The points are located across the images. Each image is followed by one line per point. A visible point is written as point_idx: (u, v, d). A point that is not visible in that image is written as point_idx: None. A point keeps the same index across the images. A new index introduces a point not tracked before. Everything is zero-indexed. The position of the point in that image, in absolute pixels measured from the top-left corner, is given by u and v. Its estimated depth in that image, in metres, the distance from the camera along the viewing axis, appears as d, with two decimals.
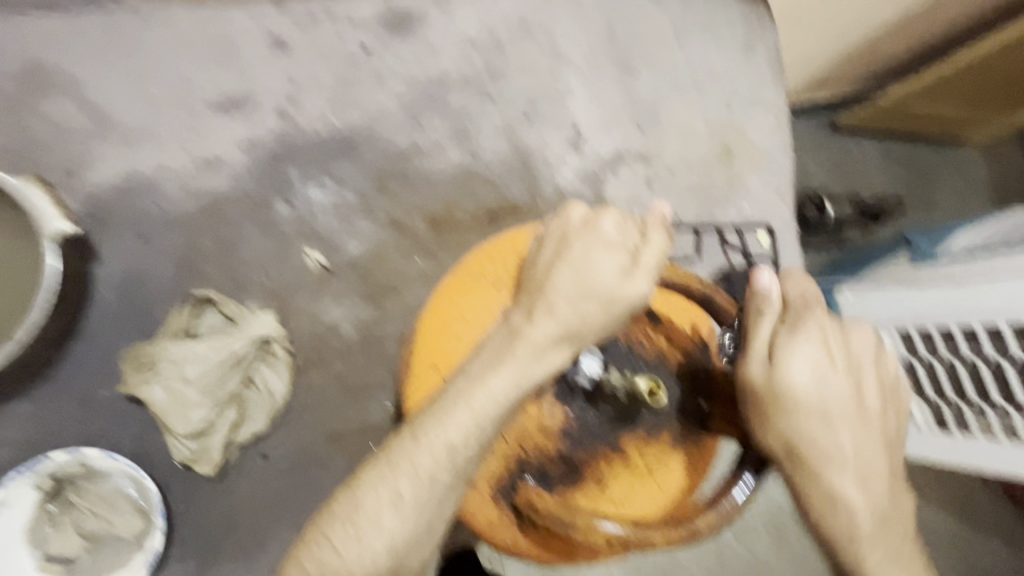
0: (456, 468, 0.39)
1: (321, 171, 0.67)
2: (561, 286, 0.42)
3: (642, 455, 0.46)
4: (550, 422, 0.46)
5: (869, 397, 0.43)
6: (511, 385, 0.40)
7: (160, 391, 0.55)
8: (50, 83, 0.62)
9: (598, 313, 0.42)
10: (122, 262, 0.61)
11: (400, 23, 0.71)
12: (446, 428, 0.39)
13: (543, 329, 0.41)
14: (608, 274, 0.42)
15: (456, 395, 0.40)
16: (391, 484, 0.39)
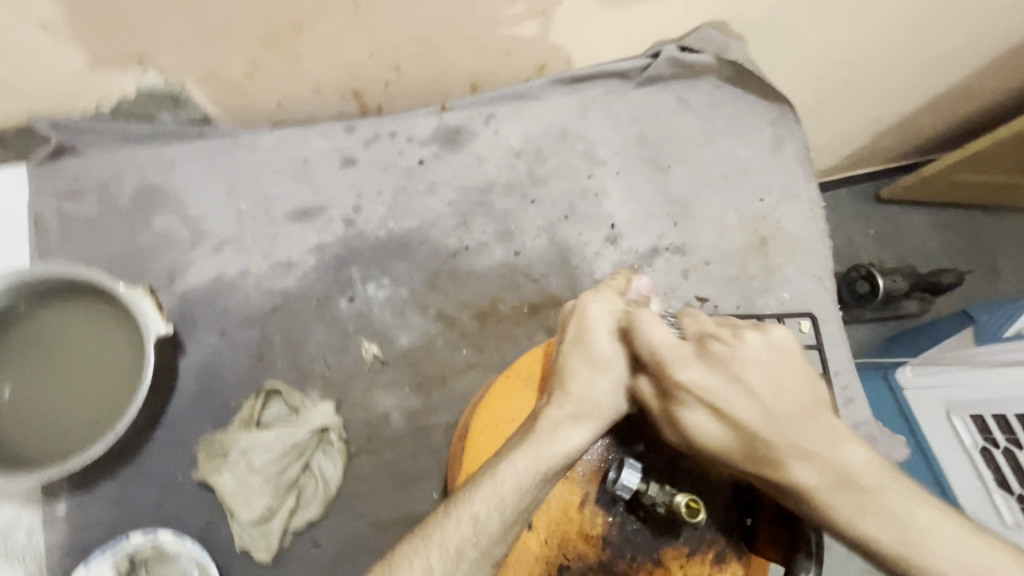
0: (483, 544, 0.43)
1: (379, 271, 0.74)
2: (570, 361, 0.50)
3: (686, 571, 0.48)
4: (591, 530, 0.49)
5: (741, 358, 0.48)
6: (531, 460, 0.45)
7: (227, 479, 0.61)
8: (160, 202, 0.73)
9: (607, 386, 0.48)
10: (204, 356, 0.68)
11: (452, 139, 0.80)
12: (477, 503, 0.44)
13: (560, 407, 0.48)
14: (604, 343, 0.50)
15: (485, 469, 0.46)
16: (423, 556, 0.43)
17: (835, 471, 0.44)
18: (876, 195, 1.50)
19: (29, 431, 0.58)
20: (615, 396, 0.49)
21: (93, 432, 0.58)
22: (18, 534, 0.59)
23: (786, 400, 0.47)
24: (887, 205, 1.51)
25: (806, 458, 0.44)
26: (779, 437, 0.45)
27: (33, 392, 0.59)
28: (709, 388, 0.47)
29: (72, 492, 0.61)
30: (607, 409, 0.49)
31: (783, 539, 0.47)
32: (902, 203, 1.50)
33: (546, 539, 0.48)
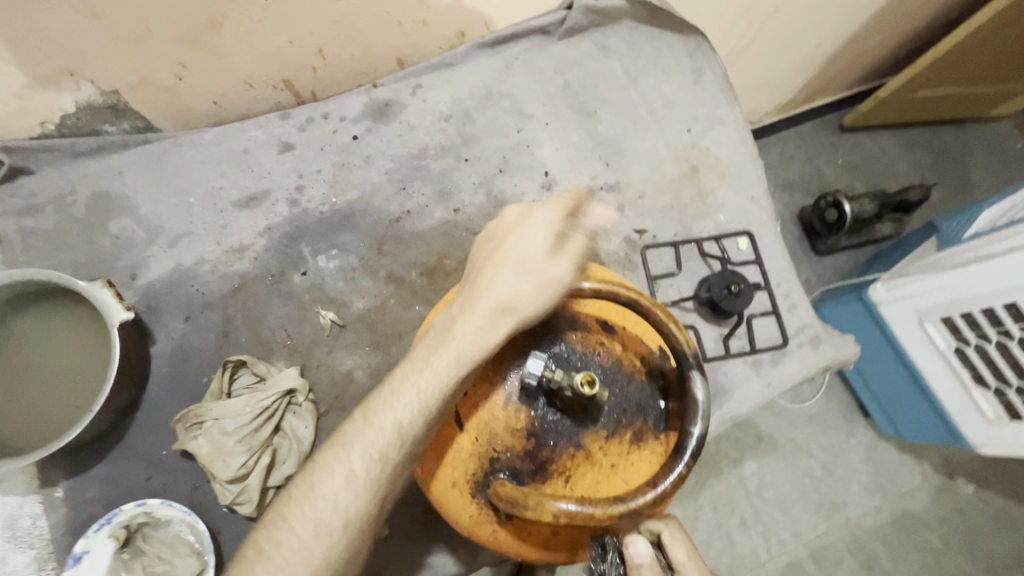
0: (405, 446, 0.47)
1: (328, 244, 0.79)
2: (496, 277, 0.52)
3: (606, 452, 0.49)
4: (515, 423, 0.49)
5: None
6: (449, 362, 0.48)
7: (203, 446, 0.65)
8: (113, 206, 0.77)
9: (523, 289, 0.51)
10: (173, 342, 0.73)
11: (383, 111, 0.84)
12: (395, 407, 0.47)
13: (477, 314, 0.50)
14: (532, 246, 0.53)
15: (404, 377, 0.49)
16: (346, 462, 0.46)
17: None
18: (839, 125, 1.54)
19: (15, 426, 0.63)
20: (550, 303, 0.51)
21: (74, 418, 0.63)
22: (24, 519, 0.64)
23: None
24: (852, 132, 1.55)
25: None
26: None
27: (14, 391, 0.64)
28: None
29: (67, 476, 0.66)
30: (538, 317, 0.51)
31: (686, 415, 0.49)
32: (867, 129, 1.54)
33: (473, 436, 0.49)
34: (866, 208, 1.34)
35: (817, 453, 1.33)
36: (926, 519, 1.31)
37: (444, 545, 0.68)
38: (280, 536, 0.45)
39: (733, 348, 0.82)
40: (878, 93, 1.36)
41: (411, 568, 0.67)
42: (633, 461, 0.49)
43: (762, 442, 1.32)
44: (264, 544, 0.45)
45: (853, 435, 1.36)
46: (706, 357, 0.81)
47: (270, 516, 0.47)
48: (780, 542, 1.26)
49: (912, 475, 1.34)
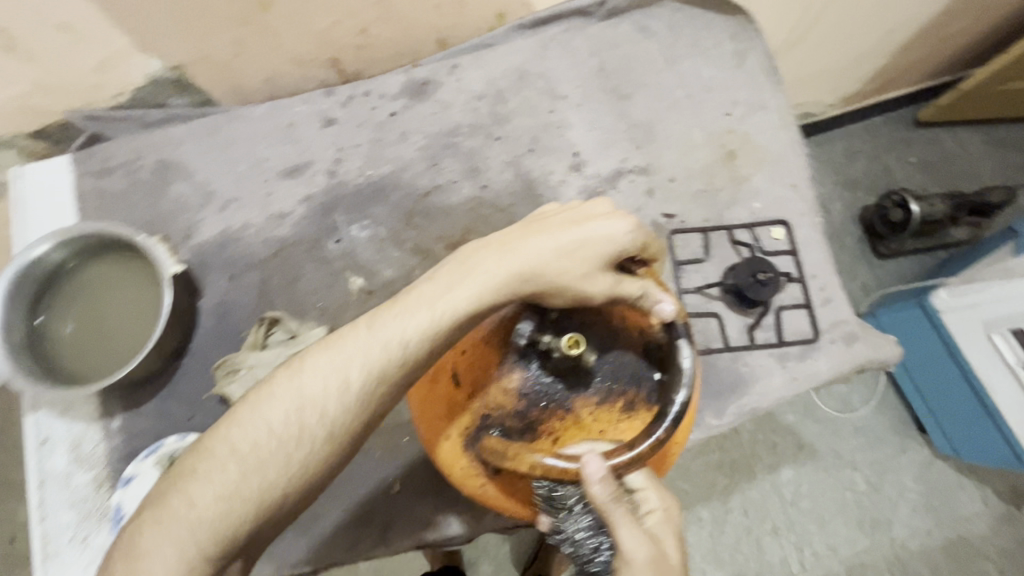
0: (404, 357, 0.50)
1: (361, 214, 0.83)
2: (549, 236, 0.53)
3: (596, 418, 0.54)
4: (509, 385, 0.54)
5: (665, 550, 0.46)
6: (462, 292, 0.51)
7: (236, 390, 0.71)
8: (173, 173, 0.85)
9: (552, 242, 0.53)
10: (217, 296, 0.79)
11: (420, 90, 0.88)
12: (402, 322, 0.51)
13: (502, 252, 0.53)
14: (600, 220, 0.54)
15: (416, 296, 0.52)
16: (336, 355, 0.50)
17: None
18: (915, 119, 1.43)
19: (79, 361, 0.71)
20: (585, 280, 0.52)
21: (129, 357, 0.71)
22: (87, 443, 0.73)
23: None
24: (930, 127, 1.43)
25: None
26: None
27: (81, 331, 0.72)
28: (636, 533, 0.45)
29: (123, 409, 0.74)
30: (572, 286, 0.52)
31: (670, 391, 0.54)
32: (946, 123, 1.42)
33: (468, 395, 0.55)
34: (937, 209, 1.25)
35: (862, 466, 1.26)
36: (982, 546, 1.22)
37: (451, 505, 0.71)
38: (259, 433, 0.48)
39: (759, 338, 0.80)
40: (960, 86, 1.25)
41: (418, 524, 0.71)
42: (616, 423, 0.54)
43: (801, 450, 1.27)
44: (237, 433, 0.49)
45: (905, 451, 1.27)
46: (729, 346, 0.79)
47: (242, 406, 0.50)
48: (813, 553, 1.20)
49: (969, 498, 1.25)
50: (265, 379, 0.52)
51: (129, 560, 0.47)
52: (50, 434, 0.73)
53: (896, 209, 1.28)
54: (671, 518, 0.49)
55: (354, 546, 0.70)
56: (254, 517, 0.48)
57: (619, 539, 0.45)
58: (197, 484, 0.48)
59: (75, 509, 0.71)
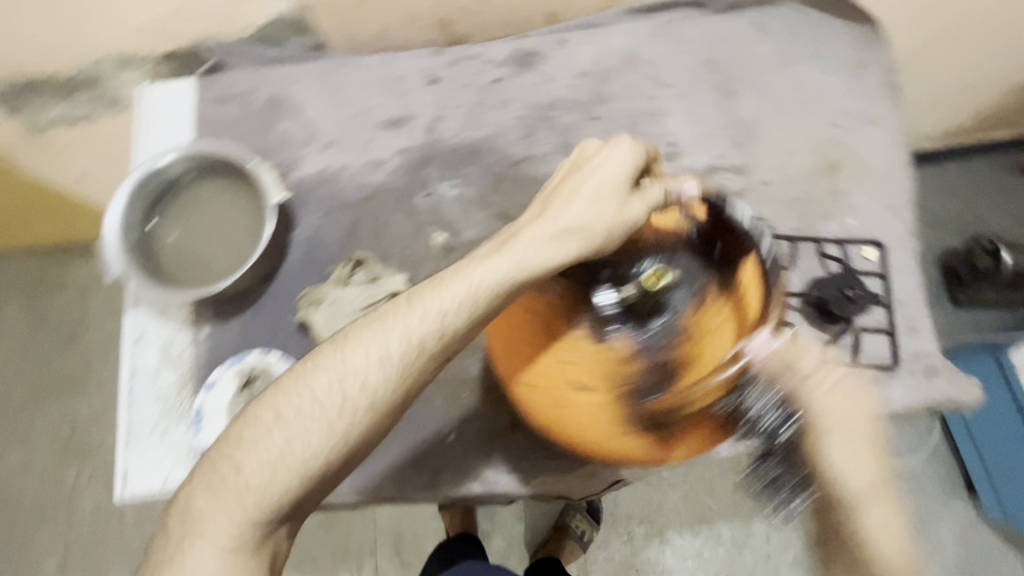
0: (444, 328, 0.56)
1: (453, 173, 0.85)
2: (575, 199, 0.59)
3: (705, 321, 0.55)
4: (622, 350, 0.56)
5: (850, 411, 0.56)
6: (499, 268, 0.57)
7: (319, 318, 0.75)
8: (283, 108, 0.88)
9: (584, 204, 0.58)
10: (309, 230, 0.82)
11: (526, 60, 0.89)
12: (440, 300, 0.57)
13: (539, 230, 0.58)
14: (608, 163, 0.60)
15: (452, 278, 0.58)
16: (379, 335, 0.56)
17: (859, 491, 0.54)
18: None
19: (180, 269, 0.76)
20: (621, 211, 0.57)
21: (225, 272, 0.75)
22: (177, 346, 0.79)
23: (864, 467, 0.55)
24: None
25: (846, 441, 0.55)
26: (850, 448, 0.55)
27: (184, 242, 0.77)
28: (829, 409, 0.56)
29: (212, 321, 0.79)
30: (620, 224, 0.57)
31: (732, 253, 0.57)
32: None
33: (593, 377, 0.56)
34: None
35: None
36: None
37: (501, 462, 0.74)
38: (302, 402, 0.55)
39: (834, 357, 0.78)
40: None
41: (468, 474, 0.74)
42: (720, 321, 0.55)
43: None
44: (279, 409, 0.55)
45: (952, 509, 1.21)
46: None
47: (288, 379, 0.57)
48: None
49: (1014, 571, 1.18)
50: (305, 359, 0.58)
51: (183, 521, 0.55)
52: (145, 332, 0.80)
53: (987, 256, 1.19)
54: (844, 375, 0.59)
55: (406, 485, 0.73)
56: (300, 484, 0.54)
57: (816, 418, 0.56)
58: (243, 453, 0.54)
59: (159, 403, 0.77)
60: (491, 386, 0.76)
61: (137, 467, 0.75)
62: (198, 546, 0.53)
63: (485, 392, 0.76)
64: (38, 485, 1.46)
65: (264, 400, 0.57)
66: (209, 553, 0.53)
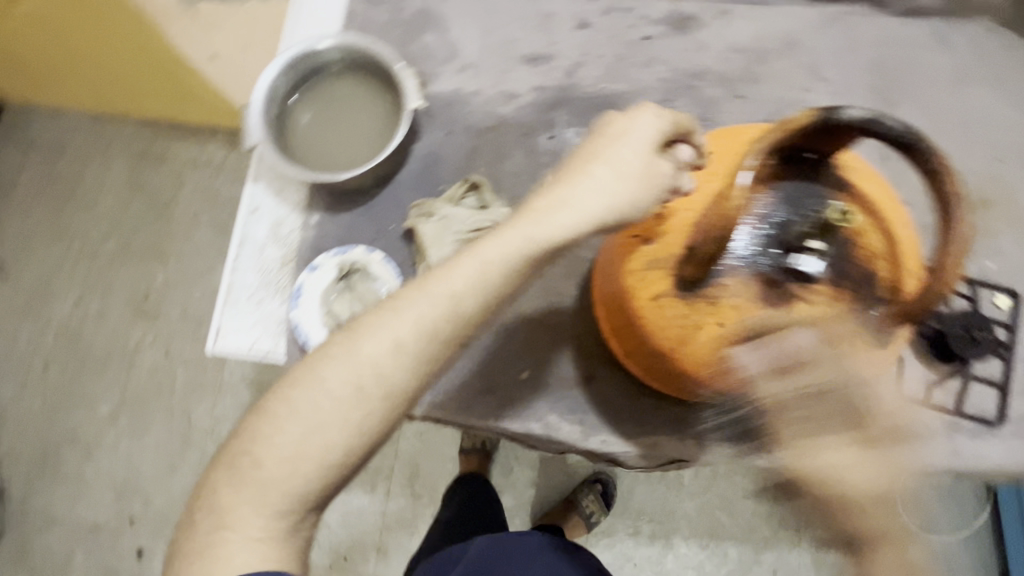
0: (461, 309, 0.49)
1: (582, 120, 0.83)
2: (594, 178, 0.48)
3: (867, 248, 0.49)
4: (816, 301, 0.48)
5: None
6: (526, 244, 0.49)
7: (427, 228, 0.75)
8: (429, 22, 0.88)
9: (615, 177, 0.48)
10: (430, 145, 0.83)
11: (682, 23, 0.86)
12: (452, 279, 0.49)
13: (558, 211, 0.49)
14: (637, 134, 0.49)
15: (462, 261, 0.50)
16: (380, 327, 0.49)
17: None
18: None
19: (306, 153, 0.79)
20: (655, 176, 0.48)
21: (349, 166, 0.78)
22: (287, 226, 0.83)
23: None
24: None
25: None
26: None
27: (315, 129, 0.80)
28: None
29: (324, 211, 0.82)
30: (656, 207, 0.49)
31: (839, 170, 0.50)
32: None
33: None
34: None
35: None
36: None
37: (566, 410, 0.75)
38: (283, 422, 0.47)
39: (934, 398, 0.73)
40: None
41: (532, 414, 0.75)
42: (880, 237, 0.50)
43: None
44: (256, 440, 0.48)
45: None
46: (901, 393, 0.73)
47: (292, 379, 0.49)
48: None
49: None
50: (281, 380, 0.50)
51: (213, 513, 0.48)
52: (260, 206, 0.83)
53: None
54: None
55: (472, 409, 0.75)
56: (320, 482, 0.48)
57: None
58: (262, 448, 0.47)
59: (260, 275, 0.81)
60: (575, 336, 0.77)
61: (229, 329, 0.79)
62: (227, 541, 0.46)
63: (568, 341, 0.77)
64: (108, 336, 1.62)
65: (246, 430, 0.49)
66: (241, 556, 0.46)
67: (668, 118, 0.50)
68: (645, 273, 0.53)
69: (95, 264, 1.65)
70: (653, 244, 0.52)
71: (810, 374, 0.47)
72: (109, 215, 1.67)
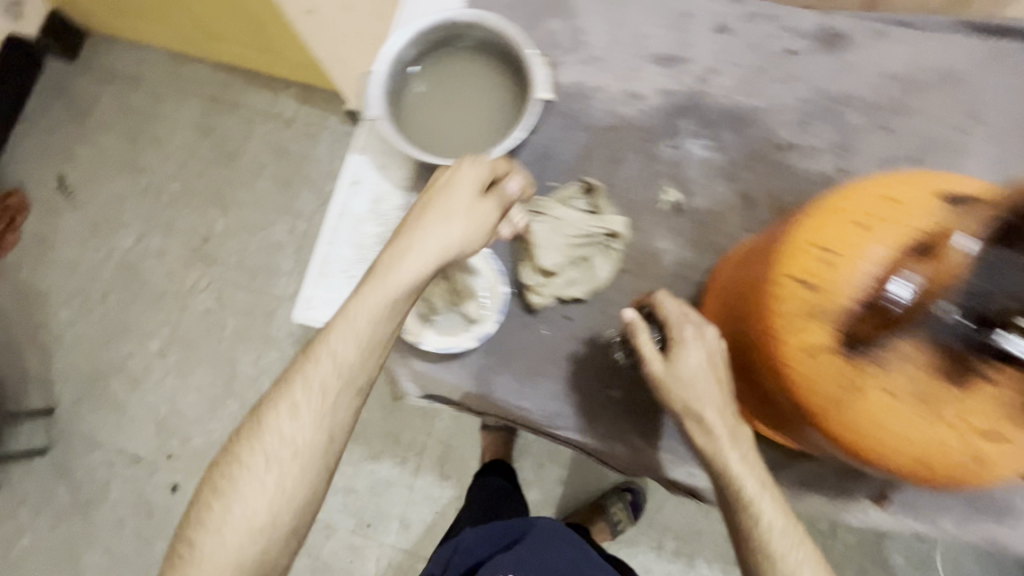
0: (342, 370, 0.59)
1: (709, 132, 0.78)
2: (421, 233, 0.60)
3: None
4: (1002, 382, 0.44)
5: None
6: (381, 299, 0.59)
7: (539, 228, 0.71)
8: (557, 6, 0.83)
9: (456, 228, 0.59)
10: (544, 138, 0.79)
11: (832, 40, 0.79)
12: (334, 343, 0.59)
13: (406, 266, 0.59)
14: (468, 186, 0.60)
15: (338, 322, 0.60)
16: (288, 399, 0.60)
17: None
18: None
19: (418, 131, 0.75)
20: (478, 217, 0.60)
21: (460, 151, 0.74)
22: (387, 203, 0.81)
23: None
24: None
25: None
26: None
27: (430, 107, 0.76)
28: None
29: (428, 191, 0.80)
30: (466, 248, 0.60)
31: None
32: None
33: (973, 420, 0.44)
34: None
35: None
36: None
37: (654, 435, 0.72)
38: (239, 475, 0.60)
39: None
40: None
41: (618, 434, 0.73)
42: None
43: None
44: (219, 490, 0.60)
45: None
46: None
47: (239, 448, 0.61)
48: None
49: None
50: (230, 444, 0.62)
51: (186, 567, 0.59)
52: (362, 179, 0.81)
53: None
54: None
55: (557, 417, 0.74)
56: (265, 539, 0.59)
57: None
58: (217, 511, 0.59)
59: (355, 251, 0.80)
60: None
61: (319, 301, 0.79)
62: None
63: None
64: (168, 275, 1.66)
65: (211, 482, 0.61)
66: None
67: (491, 171, 0.62)
68: (804, 322, 0.48)
69: (161, 202, 1.71)
70: (817, 292, 0.47)
71: (973, 448, 0.44)
72: (182, 157, 1.72)
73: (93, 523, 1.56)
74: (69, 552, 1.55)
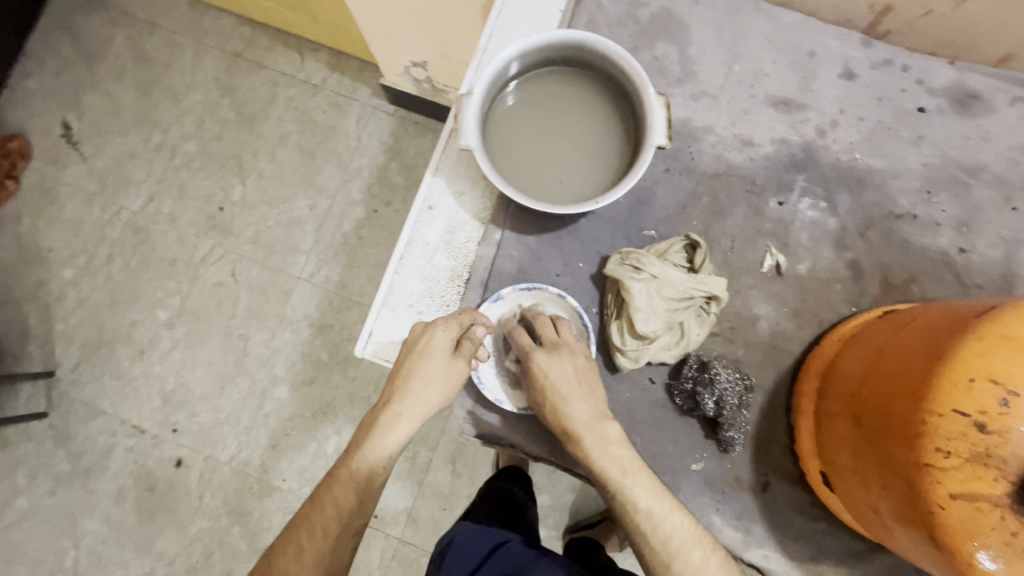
0: (344, 516, 0.58)
1: (821, 192, 0.72)
2: (411, 394, 0.62)
3: None
4: None
5: None
6: (382, 453, 0.61)
7: (638, 290, 0.65)
8: (669, 28, 0.75)
9: (436, 394, 0.62)
10: (643, 182, 0.73)
11: (967, 102, 0.72)
12: (334, 489, 0.59)
13: (398, 428, 0.61)
14: (443, 350, 0.62)
15: (334, 476, 0.60)
16: (292, 544, 0.57)
17: None
18: None
19: (507, 159, 0.67)
20: (456, 376, 0.63)
21: (555, 191, 0.66)
22: (462, 235, 0.74)
23: None
24: None
25: None
26: None
27: (524, 134, 0.68)
28: None
29: (510, 227, 0.73)
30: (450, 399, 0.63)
31: None
32: None
33: None
34: None
35: None
36: None
37: (732, 513, 0.70)
38: None
39: None
40: None
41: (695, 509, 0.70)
42: None
43: None
44: None
45: None
46: None
47: None
48: None
49: None
50: None
51: None
52: (436, 205, 0.73)
53: None
54: None
55: None
56: None
57: None
58: None
59: (424, 284, 0.72)
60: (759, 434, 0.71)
61: (381, 336, 0.71)
62: None
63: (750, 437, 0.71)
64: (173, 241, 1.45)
65: None
66: None
67: (467, 328, 0.64)
68: (969, 465, 0.44)
69: (172, 161, 1.49)
70: (990, 435, 0.43)
71: None
72: (195, 113, 1.50)
73: (78, 508, 1.37)
74: (57, 537, 1.36)
